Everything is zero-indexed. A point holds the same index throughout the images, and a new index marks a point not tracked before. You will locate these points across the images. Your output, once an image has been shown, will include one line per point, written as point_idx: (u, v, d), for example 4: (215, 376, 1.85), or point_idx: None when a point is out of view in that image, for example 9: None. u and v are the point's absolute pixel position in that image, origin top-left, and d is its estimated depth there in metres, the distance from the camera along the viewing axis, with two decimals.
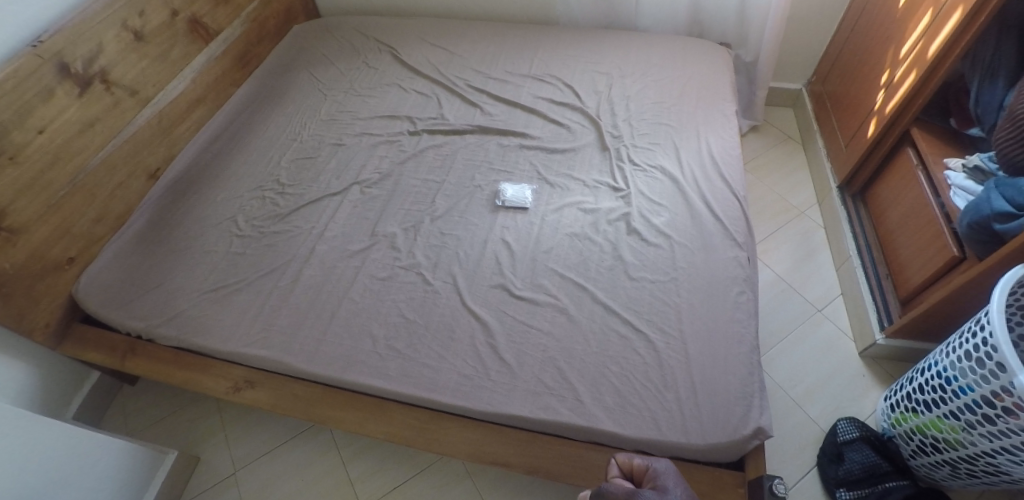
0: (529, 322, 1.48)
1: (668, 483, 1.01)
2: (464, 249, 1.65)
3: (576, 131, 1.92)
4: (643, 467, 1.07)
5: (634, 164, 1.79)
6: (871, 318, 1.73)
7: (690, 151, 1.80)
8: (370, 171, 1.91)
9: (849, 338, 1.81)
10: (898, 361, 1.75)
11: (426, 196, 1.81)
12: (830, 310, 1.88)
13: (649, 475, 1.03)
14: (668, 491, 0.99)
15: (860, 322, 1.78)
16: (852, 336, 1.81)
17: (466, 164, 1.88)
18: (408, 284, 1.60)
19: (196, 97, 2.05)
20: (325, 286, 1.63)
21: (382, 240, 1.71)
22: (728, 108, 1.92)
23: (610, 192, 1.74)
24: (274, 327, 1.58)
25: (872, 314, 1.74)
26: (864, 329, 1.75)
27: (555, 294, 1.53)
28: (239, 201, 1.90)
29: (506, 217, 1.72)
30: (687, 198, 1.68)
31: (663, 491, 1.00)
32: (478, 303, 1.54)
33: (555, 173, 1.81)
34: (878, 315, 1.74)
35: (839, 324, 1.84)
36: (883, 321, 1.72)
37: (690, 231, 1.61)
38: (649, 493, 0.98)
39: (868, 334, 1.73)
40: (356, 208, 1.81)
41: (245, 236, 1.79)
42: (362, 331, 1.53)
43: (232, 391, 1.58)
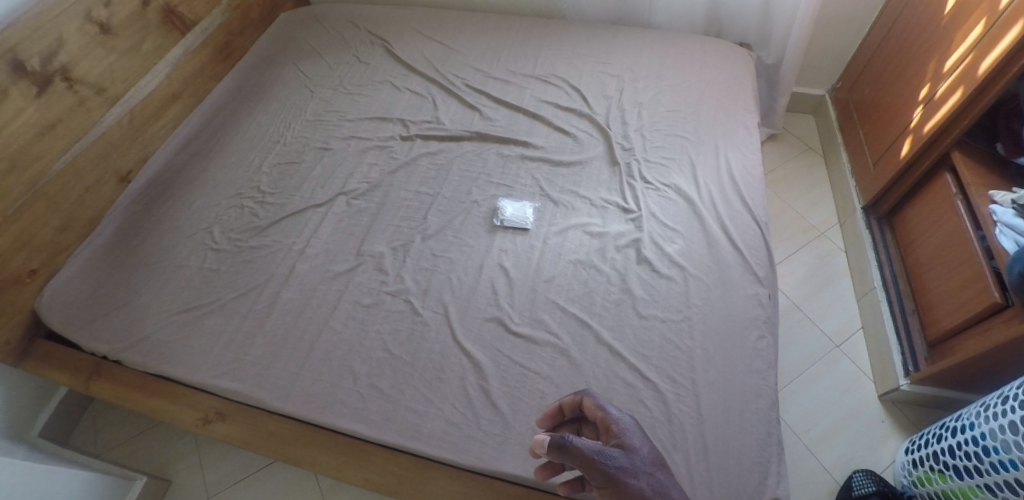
0: (526, 364, 1.35)
1: (635, 444, 1.04)
2: (457, 275, 1.51)
3: (582, 141, 1.76)
4: (607, 418, 1.08)
5: (646, 182, 1.64)
6: (895, 362, 1.63)
7: (708, 169, 1.65)
8: (358, 179, 1.76)
9: (868, 379, 1.71)
10: (919, 407, 1.65)
11: (418, 211, 1.66)
12: (849, 346, 1.77)
13: (615, 429, 1.05)
14: (632, 450, 1.02)
15: (883, 363, 1.68)
16: (872, 375, 1.71)
17: (462, 175, 1.73)
18: (395, 313, 1.47)
19: (170, 93, 1.91)
20: (305, 313, 1.50)
21: (369, 260, 1.57)
22: (749, 121, 1.76)
23: (620, 213, 1.59)
24: (249, 357, 1.45)
25: (896, 356, 1.63)
26: (887, 372, 1.65)
27: (554, 331, 1.40)
28: (217, 210, 1.75)
29: (503, 238, 1.57)
30: (705, 224, 1.54)
31: (627, 450, 1.02)
32: (470, 338, 1.41)
33: (559, 189, 1.66)
34: (903, 357, 1.63)
35: (858, 363, 1.74)
36: (908, 366, 1.61)
37: (706, 263, 1.48)
38: (615, 452, 1.00)
39: (891, 378, 1.63)
40: (341, 222, 1.66)
41: (219, 250, 1.65)
42: (343, 366, 1.40)
43: (201, 423, 1.47)
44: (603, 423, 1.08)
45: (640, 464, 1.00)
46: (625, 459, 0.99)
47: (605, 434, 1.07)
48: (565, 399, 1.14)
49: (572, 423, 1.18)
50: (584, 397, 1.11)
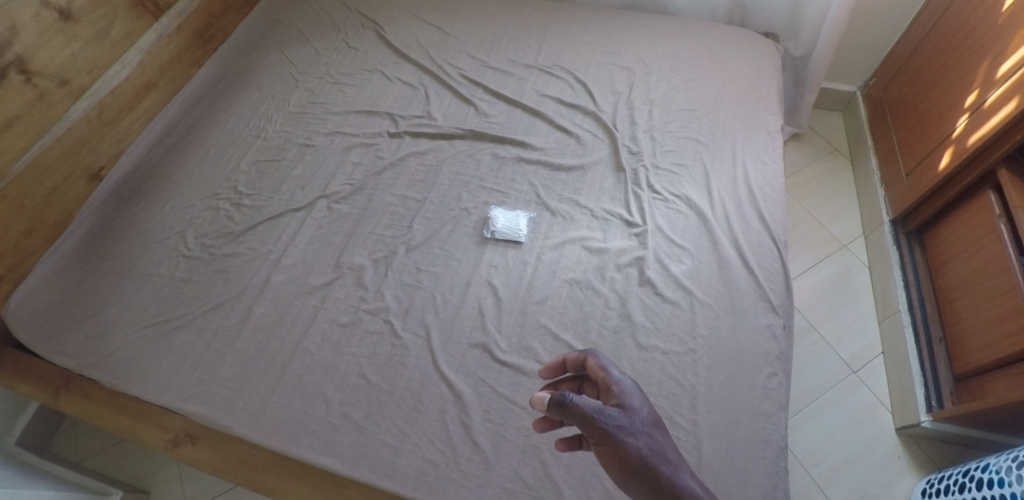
0: (511, 398, 1.24)
1: (637, 406, 0.96)
2: (442, 293, 1.39)
3: (585, 141, 1.61)
4: (609, 379, 1.00)
5: (654, 191, 1.50)
6: (917, 396, 1.58)
7: (723, 179, 1.51)
8: (341, 181, 1.62)
9: (886, 409, 1.67)
10: (939, 441, 1.61)
11: (403, 218, 1.53)
12: (867, 372, 1.73)
13: (615, 388, 0.97)
14: (633, 410, 0.94)
15: (902, 395, 1.63)
16: (889, 405, 1.67)
17: (453, 179, 1.59)
18: (373, 334, 1.35)
19: (145, 82, 1.78)
20: (279, 331, 1.39)
21: (349, 274, 1.45)
22: (771, 124, 1.62)
23: (622, 227, 1.45)
24: (217, 379, 1.35)
25: (919, 391, 1.58)
26: (906, 405, 1.61)
27: (545, 361, 1.28)
28: (192, 212, 1.65)
29: (493, 252, 1.44)
30: (717, 242, 1.41)
31: (626, 409, 0.94)
32: (452, 365, 1.29)
33: (558, 198, 1.52)
34: (925, 392, 1.58)
35: (875, 391, 1.69)
36: (931, 401, 1.56)
37: (715, 288, 1.36)
38: (615, 412, 0.93)
39: (911, 412, 1.59)
40: (320, 229, 1.54)
41: (191, 258, 1.55)
42: (316, 393, 1.30)
43: (170, 445, 1.38)
44: (604, 385, 0.99)
45: (640, 427, 0.92)
46: (625, 419, 0.92)
47: (605, 394, 0.99)
48: (567, 357, 1.06)
49: (574, 382, 1.09)
50: (588, 356, 1.03)
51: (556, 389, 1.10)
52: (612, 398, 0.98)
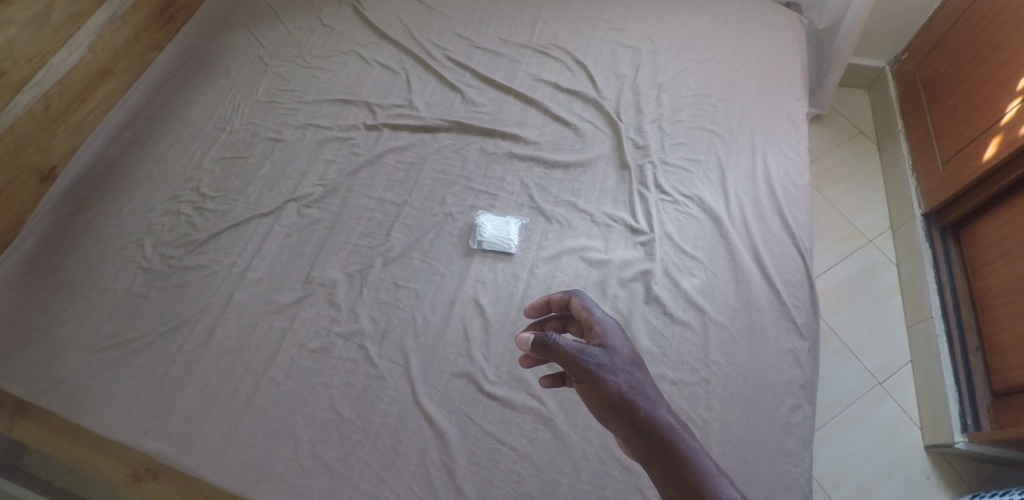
0: (500, 437, 1.11)
1: (622, 344, 0.89)
2: (423, 313, 1.24)
3: (586, 133, 1.43)
4: (592, 319, 0.95)
5: (663, 191, 1.32)
6: (951, 413, 1.44)
7: (741, 177, 1.34)
8: (312, 181, 1.45)
9: (914, 424, 1.52)
10: (971, 460, 1.46)
11: (381, 225, 1.37)
12: (893, 383, 1.58)
13: (597, 328, 0.92)
14: (615, 349, 0.88)
15: (932, 411, 1.49)
16: (918, 421, 1.52)
17: (436, 178, 1.41)
18: (346, 362, 1.21)
19: (98, 69, 1.56)
20: (244, 357, 1.25)
21: (320, 290, 1.30)
22: (794, 110, 1.44)
23: (627, 235, 1.28)
24: (176, 411, 1.22)
25: (953, 407, 1.44)
26: (938, 422, 1.47)
27: (538, 394, 1.14)
28: (150, 217, 1.48)
29: (480, 265, 1.28)
30: (733, 252, 1.25)
31: (608, 348, 0.88)
32: (433, 399, 1.15)
33: (554, 201, 1.34)
34: (960, 408, 1.44)
35: (903, 405, 1.55)
36: (966, 419, 1.42)
37: (732, 305, 1.20)
38: (597, 350, 0.86)
39: (944, 431, 1.44)
40: (289, 237, 1.38)
41: (150, 271, 1.39)
42: (284, 429, 1.17)
43: (131, 481, 1.26)
44: (588, 323, 0.95)
45: (623, 364, 0.86)
46: (606, 357, 0.86)
47: (589, 336, 0.94)
48: (554, 298, 1.02)
49: (560, 321, 1.06)
50: (573, 297, 0.98)
51: (543, 328, 1.08)
52: (595, 337, 0.92)
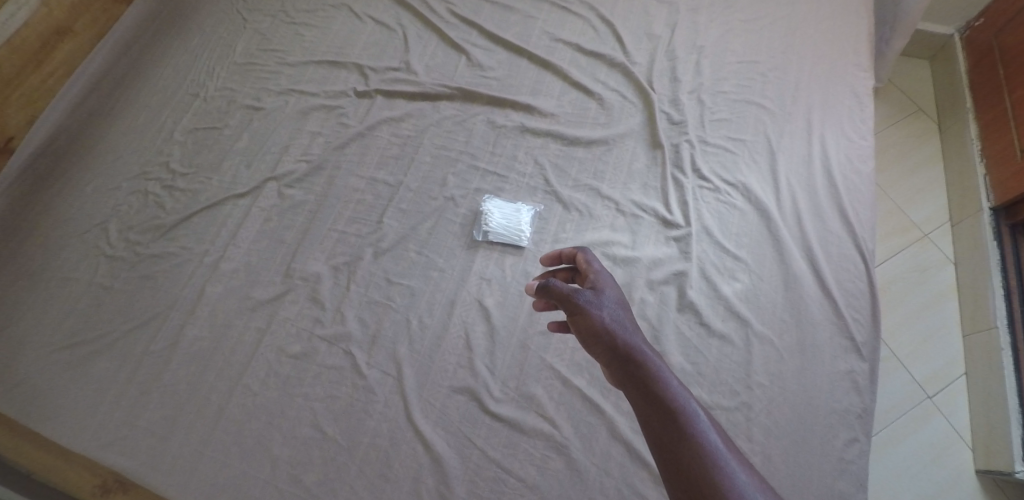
0: (504, 465, 0.96)
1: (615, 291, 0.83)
2: (419, 315, 1.08)
3: (611, 105, 1.22)
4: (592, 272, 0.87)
5: (701, 177, 1.13)
6: (1013, 438, 1.28)
7: (793, 165, 1.15)
8: (295, 156, 1.27)
9: (966, 444, 1.36)
10: None
11: (372, 209, 1.19)
12: (944, 397, 1.41)
13: (590, 275, 0.85)
14: (608, 293, 0.81)
15: (989, 430, 1.33)
16: (971, 441, 1.36)
17: (436, 154, 1.22)
18: (331, 370, 1.05)
19: (53, 27, 1.37)
20: (216, 361, 1.11)
21: (302, 286, 1.13)
22: (857, 85, 1.23)
23: (658, 227, 1.10)
24: (142, 421, 1.08)
25: (1016, 432, 1.27)
26: (996, 445, 1.30)
27: (551, 415, 0.98)
28: (115, 197, 1.31)
29: (486, 260, 1.11)
30: (783, 254, 1.07)
31: (602, 292, 0.81)
32: (428, 418, 1.00)
33: (572, 185, 1.15)
34: None
35: (954, 422, 1.38)
36: None
37: (780, 318, 1.03)
38: (593, 294, 0.79)
39: (1003, 457, 1.28)
40: (268, 222, 1.21)
41: (114, 258, 1.24)
42: (259, 447, 1.02)
43: (99, 491, 1.18)
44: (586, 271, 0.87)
45: (613, 305, 0.78)
46: (601, 299, 0.79)
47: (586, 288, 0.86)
48: (557, 253, 0.93)
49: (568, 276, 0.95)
50: (576, 252, 0.90)
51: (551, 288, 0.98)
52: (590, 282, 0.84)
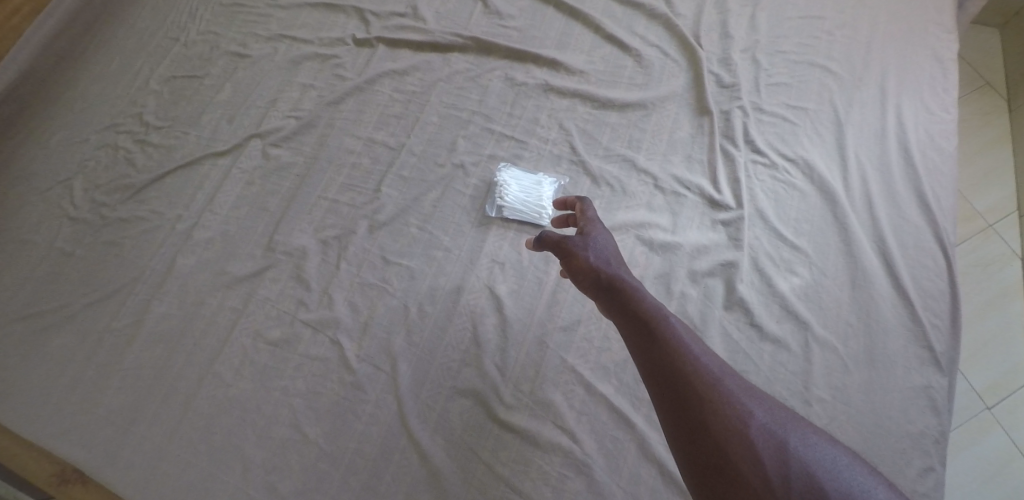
0: (514, 484, 0.81)
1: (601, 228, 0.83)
2: (419, 302, 0.92)
3: (651, 64, 1.05)
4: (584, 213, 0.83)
5: (755, 150, 0.97)
6: None
7: (864, 140, 0.98)
8: (283, 112, 1.10)
9: None
10: None
11: (369, 176, 1.02)
12: (1006, 408, 1.23)
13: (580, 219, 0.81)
14: (596, 233, 0.78)
15: None
16: None
17: (445, 114, 1.05)
18: (315, 362, 0.91)
19: None
20: (186, 345, 0.96)
21: (285, 262, 0.98)
22: (941, 47, 1.05)
23: (703, 209, 0.93)
24: (99, 411, 0.94)
25: None
26: None
27: (570, 426, 0.84)
28: (81, 150, 1.15)
29: (499, 240, 0.95)
30: (852, 245, 0.91)
31: (590, 233, 0.78)
32: (426, 424, 0.85)
33: (603, 155, 0.99)
34: None
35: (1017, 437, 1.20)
36: None
37: (846, 322, 0.87)
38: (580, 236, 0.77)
39: None
40: (249, 187, 1.05)
41: (78, 220, 1.08)
42: (230, 448, 0.88)
43: (56, 482, 1.01)
44: (570, 206, 0.85)
45: (599, 239, 0.76)
46: (589, 239, 0.76)
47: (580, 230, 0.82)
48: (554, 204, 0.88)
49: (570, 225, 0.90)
50: (569, 198, 0.86)
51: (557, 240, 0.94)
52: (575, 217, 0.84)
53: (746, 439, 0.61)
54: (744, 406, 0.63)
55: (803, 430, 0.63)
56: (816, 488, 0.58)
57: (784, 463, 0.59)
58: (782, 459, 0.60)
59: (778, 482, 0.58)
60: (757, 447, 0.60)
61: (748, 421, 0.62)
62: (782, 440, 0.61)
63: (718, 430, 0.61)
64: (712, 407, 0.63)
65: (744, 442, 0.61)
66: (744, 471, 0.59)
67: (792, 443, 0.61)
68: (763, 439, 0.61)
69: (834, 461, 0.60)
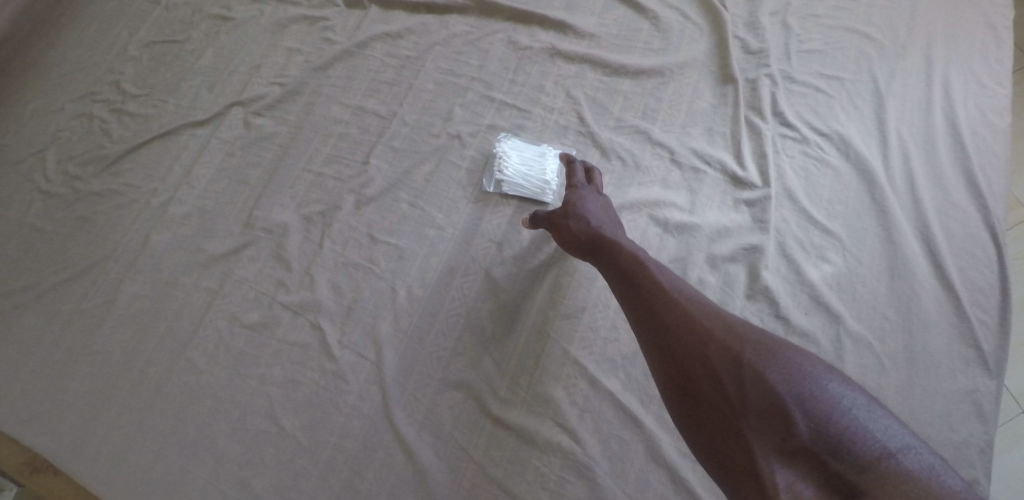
0: (508, 486, 0.74)
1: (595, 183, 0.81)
2: (407, 284, 0.84)
3: (669, 27, 0.95)
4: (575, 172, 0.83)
5: (784, 123, 0.88)
6: None
7: (906, 113, 0.88)
8: (268, 78, 1.02)
9: None
10: None
11: (357, 147, 0.94)
12: None
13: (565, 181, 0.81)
14: (576, 194, 0.78)
15: None
16: None
17: (441, 80, 0.96)
18: (295, 348, 0.83)
19: None
20: (157, 328, 0.87)
21: (265, 239, 0.90)
22: (996, 11, 0.94)
23: (725, 187, 0.84)
24: (64, 405, 0.84)
25: None
26: None
27: (571, 424, 0.76)
28: (55, 120, 1.03)
29: (497, 218, 0.87)
30: (891, 230, 0.81)
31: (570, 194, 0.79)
32: (414, 418, 0.78)
33: (614, 126, 0.89)
34: None
35: None
36: None
37: (882, 316, 0.77)
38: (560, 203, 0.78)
39: None
40: (230, 158, 0.97)
41: (51, 196, 0.97)
42: (202, 441, 0.80)
43: (27, 471, 0.83)
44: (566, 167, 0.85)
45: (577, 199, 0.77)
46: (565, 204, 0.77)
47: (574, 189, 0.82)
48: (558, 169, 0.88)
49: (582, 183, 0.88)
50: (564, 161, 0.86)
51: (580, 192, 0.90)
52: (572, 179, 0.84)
53: (706, 362, 0.60)
54: (704, 329, 0.62)
55: (760, 336, 0.61)
56: (767, 390, 0.57)
57: (740, 375, 0.58)
58: (734, 368, 0.59)
59: (735, 398, 0.58)
60: (716, 367, 0.60)
61: (707, 342, 0.61)
62: (734, 348, 0.60)
63: (680, 360, 0.62)
64: (673, 338, 0.63)
65: (705, 366, 0.60)
66: (706, 392, 0.60)
67: (743, 349, 0.60)
68: (721, 358, 0.60)
69: (784, 358, 0.58)
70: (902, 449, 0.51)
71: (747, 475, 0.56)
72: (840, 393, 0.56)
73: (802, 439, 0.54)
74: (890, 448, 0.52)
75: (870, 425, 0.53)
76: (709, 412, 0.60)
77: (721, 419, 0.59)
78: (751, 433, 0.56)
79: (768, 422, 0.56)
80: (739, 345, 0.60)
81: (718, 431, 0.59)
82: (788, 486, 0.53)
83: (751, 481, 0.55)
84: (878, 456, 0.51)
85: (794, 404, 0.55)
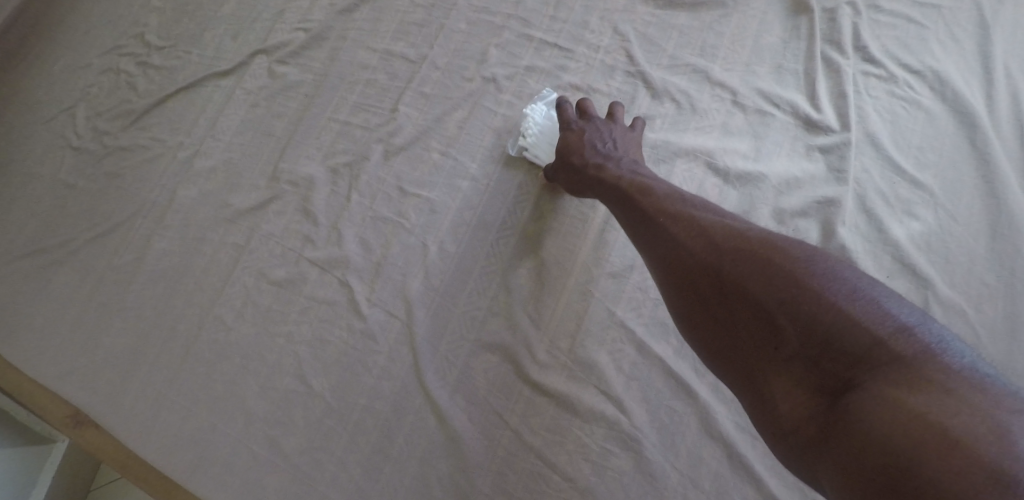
0: (547, 456, 0.69)
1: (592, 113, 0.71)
2: (439, 240, 0.79)
3: None
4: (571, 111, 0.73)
5: (867, 59, 0.77)
6: None
7: (1016, 46, 0.75)
8: (293, 24, 0.96)
9: None
10: None
11: (386, 93, 0.88)
12: None
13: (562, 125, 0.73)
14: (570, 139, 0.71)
15: None
16: None
17: (474, 20, 0.89)
18: (322, 306, 0.79)
19: None
20: (185, 286, 0.84)
21: (291, 192, 0.85)
22: None
23: (796, 132, 0.75)
24: (95, 366, 0.81)
25: None
26: None
27: (616, 392, 0.69)
28: (82, 76, 0.98)
29: (535, 169, 0.80)
30: (992, 182, 0.70)
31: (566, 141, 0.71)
32: (447, 381, 0.73)
33: (668, 65, 0.80)
34: None
35: None
36: None
37: (980, 280, 0.67)
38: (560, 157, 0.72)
39: None
40: (255, 109, 0.92)
41: (81, 152, 0.93)
42: (233, 401, 0.77)
43: (71, 424, 0.81)
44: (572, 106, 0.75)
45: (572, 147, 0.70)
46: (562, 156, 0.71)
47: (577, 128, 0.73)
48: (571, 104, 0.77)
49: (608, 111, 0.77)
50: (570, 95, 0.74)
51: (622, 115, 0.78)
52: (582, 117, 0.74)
53: (696, 286, 0.54)
54: (684, 248, 0.55)
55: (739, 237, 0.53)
56: (749, 297, 0.50)
57: (725, 290, 0.52)
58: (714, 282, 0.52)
59: (727, 316, 0.52)
60: (705, 289, 0.53)
61: (691, 263, 0.54)
62: (713, 257, 0.53)
63: (676, 289, 0.56)
64: (665, 269, 0.57)
65: (696, 290, 0.54)
66: (704, 317, 0.54)
67: (719, 257, 0.52)
68: (707, 277, 0.53)
69: (760, 256, 0.50)
70: (898, 331, 0.43)
71: (756, 393, 0.51)
72: (826, 280, 0.47)
73: (791, 344, 0.47)
74: (882, 334, 0.43)
75: (857, 310, 0.44)
76: (705, 328, 0.54)
77: (723, 341, 0.53)
78: (750, 351, 0.51)
79: (759, 335, 0.49)
80: (715, 254, 0.53)
81: (722, 350, 0.53)
82: (788, 395, 0.48)
83: (755, 394, 0.50)
84: (870, 346, 0.43)
85: (776, 308, 0.48)
